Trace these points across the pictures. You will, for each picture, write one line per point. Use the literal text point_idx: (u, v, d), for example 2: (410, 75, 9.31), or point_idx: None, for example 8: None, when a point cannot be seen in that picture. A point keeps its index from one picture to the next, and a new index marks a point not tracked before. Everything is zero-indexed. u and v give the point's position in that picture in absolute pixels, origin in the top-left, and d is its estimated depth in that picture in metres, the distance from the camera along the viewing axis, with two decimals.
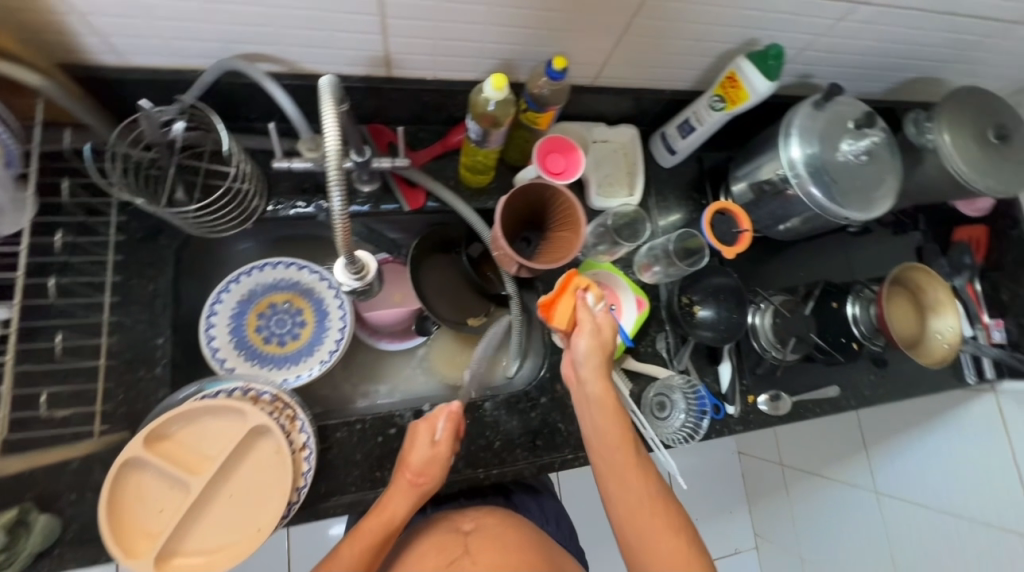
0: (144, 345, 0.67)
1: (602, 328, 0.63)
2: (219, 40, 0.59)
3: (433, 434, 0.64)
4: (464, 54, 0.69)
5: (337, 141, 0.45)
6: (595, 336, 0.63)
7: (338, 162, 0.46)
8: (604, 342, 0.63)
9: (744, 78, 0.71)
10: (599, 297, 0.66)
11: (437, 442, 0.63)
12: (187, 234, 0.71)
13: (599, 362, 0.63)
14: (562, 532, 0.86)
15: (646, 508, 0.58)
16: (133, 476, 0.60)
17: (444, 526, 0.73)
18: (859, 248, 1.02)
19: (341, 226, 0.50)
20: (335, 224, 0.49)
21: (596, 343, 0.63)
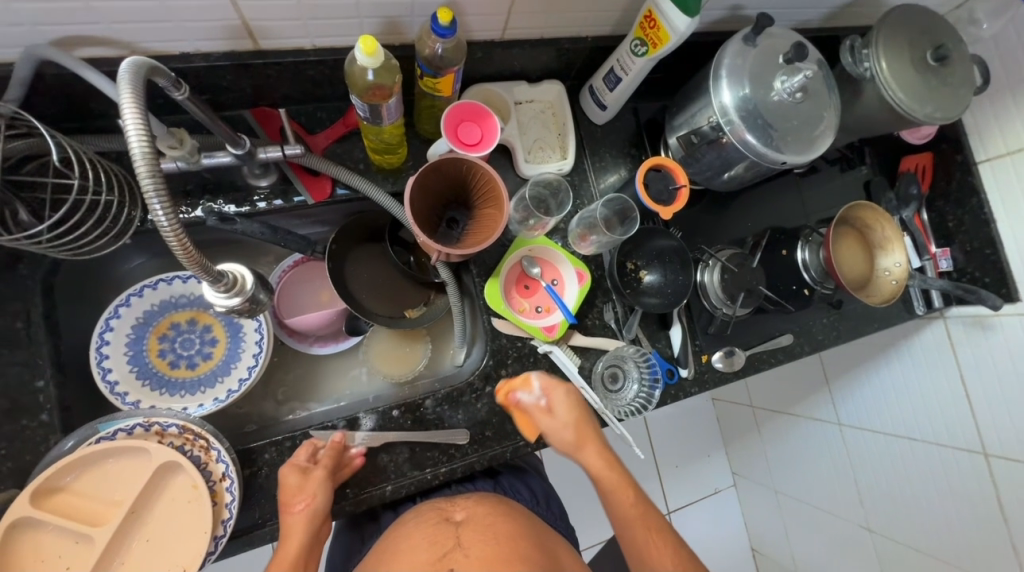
0: (22, 390, 0.59)
1: (567, 399, 0.68)
2: (24, 23, 0.49)
3: (306, 466, 0.63)
4: (339, 15, 0.59)
5: (142, 136, 0.39)
6: (569, 404, 0.68)
7: (150, 164, 0.40)
8: (573, 407, 0.68)
9: (663, 15, 0.63)
10: (530, 388, 0.68)
11: (304, 472, 0.62)
12: (52, 258, 0.62)
13: (581, 432, 0.67)
14: (554, 514, 0.83)
15: (661, 550, 0.65)
16: (28, 537, 0.54)
17: (432, 518, 0.69)
18: (807, 189, 0.99)
19: (178, 239, 0.43)
20: (168, 238, 0.42)
21: (570, 419, 0.67)
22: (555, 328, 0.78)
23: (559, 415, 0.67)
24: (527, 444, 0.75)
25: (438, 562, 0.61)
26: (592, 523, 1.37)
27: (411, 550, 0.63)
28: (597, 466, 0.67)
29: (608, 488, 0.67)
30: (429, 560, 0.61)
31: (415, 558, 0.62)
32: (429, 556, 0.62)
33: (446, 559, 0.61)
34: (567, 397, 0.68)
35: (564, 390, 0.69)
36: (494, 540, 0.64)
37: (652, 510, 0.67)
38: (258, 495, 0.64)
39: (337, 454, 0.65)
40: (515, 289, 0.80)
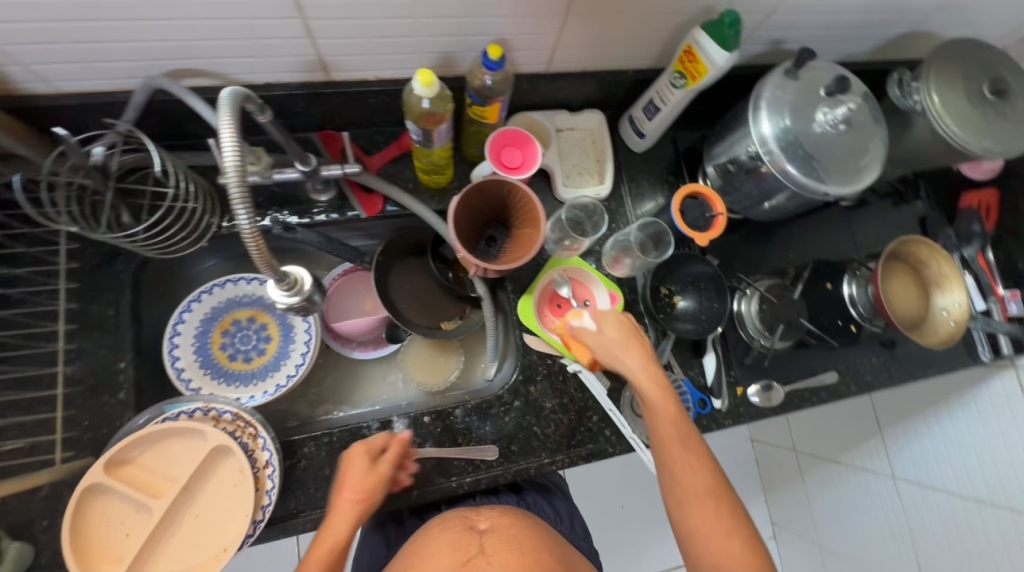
0: (106, 370, 0.67)
1: (616, 319, 0.70)
2: (145, 59, 0.59)
3: (373, 452, 0.64)
4: (401, 51, 0.66)
5: (235, 152, 0.45)
6: (617, 323, 0.70)
7: (240, 176, 0.46)
8: (621, 328, 0.70)
9: (702, 50, 0.66)
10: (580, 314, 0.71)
11: (368, 461, 0.63)
12: (142, 256, 0.70)
13: (625, 346, 0.68)
14: (578, 535, 0.82)
15: (703, 495, 0.59)
16: (99, 501, 0.60)
17: (456, 526, 0.69)
18: (855, 223, 0.96)
19: (254, 241, 0.48)
20: (247, 240, 0.48)
21: (617, 335, 0.69)
22: None
23: (606, 331, 0.69)
24: (552, 461, 0.76)
25: (463, 565, 0.62)
26: (617, 559, 1.33)
27: (437, 551, 0.65)
28: (640, 372, 0.66)
29: (648, 396, 0.65)
30: (453, 563, 0.63)
31: (440, 560, 0.63)
32: (454, 559, 0.63)
33: (470, 564, 0.62)
34: (615, 318, 0.70)
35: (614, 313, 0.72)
36: (520, 551, 0.64)
37: (702, 444, 0.63)
38: (295, 486, 0.68)
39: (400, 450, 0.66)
40: (548, 307, 0.83)
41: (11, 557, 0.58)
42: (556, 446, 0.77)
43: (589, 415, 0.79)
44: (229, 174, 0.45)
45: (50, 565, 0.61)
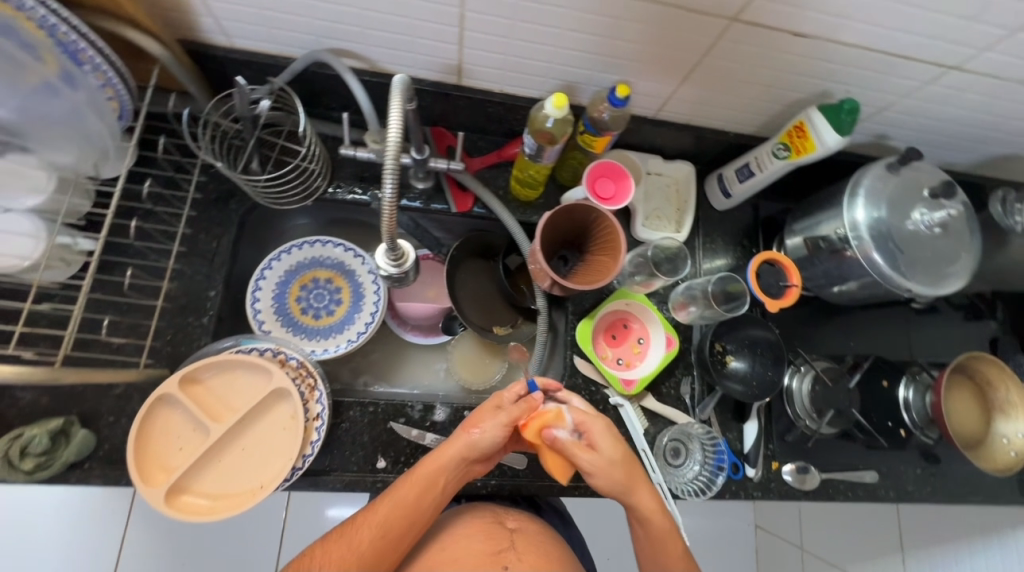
0: (198, 295, 0.72)
1: (608, 433, 0.65)
2: (314, 34, 0.66)
3: (502, 403, 0.67)
4: (532, 72, 0.71)
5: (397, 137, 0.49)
6: (610, 439, 0.65)
7: (394, 155, 0.49)
8: (613, 444, 0.65)
9: (814, 127, 0.69)
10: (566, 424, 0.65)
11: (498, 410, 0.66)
12: (254, 202, 0.77)
13: (629, 471, 0.65)
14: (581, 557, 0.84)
15: None
16: (164, 412, 0.64)
17: (487, 516, 0.72)
18: (922, 327, 0.95)
19: (390, 212, 0.54)
20: (383, 211, 0.53)
21: (618, 457, 0.64)
22: (633, 382, 0.80)
23: (602, 452, 0.64)
24: (576, 486, 0.77)
25: (494, 556, 0.66)
26: None
27: (469, 536, 0.68)
28: (650, 506, 0.65)
29: (656, 526, 0.65)
30: (486, 553, 0.66)
31: (472, 546, 0.67)
32: (486, 548, 0.67)
33: (501, 556, 0.67)
34: (607, 431, 0.65)
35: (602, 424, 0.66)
36: (546, 556, 0.69)
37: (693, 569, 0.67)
38: (335, 444, 0.71)
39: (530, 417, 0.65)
40: (603, 335, 0.85)
41: (77, 442, 0.62)
42: (584, 472, 0.78)
43: None
44: (388, 152, 0.49)
45: (105, 459, 0.65)
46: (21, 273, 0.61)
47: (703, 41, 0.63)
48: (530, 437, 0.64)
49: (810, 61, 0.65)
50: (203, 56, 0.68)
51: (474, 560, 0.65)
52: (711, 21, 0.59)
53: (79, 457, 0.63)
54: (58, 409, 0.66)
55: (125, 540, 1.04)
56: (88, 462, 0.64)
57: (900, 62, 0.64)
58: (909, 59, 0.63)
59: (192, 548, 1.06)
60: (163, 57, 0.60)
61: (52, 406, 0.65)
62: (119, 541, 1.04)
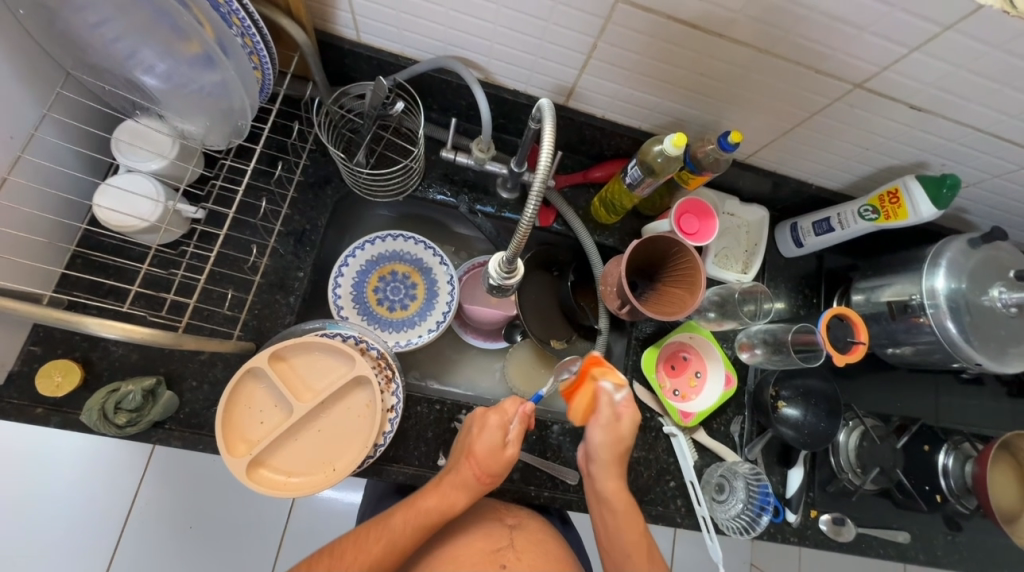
0: (288, 273, 0.74)
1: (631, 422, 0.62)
2: (443, 41, 0.68)
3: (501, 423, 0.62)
4: (640, 104, 0.74)
5: (549, 159, 0.52)
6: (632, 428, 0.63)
7: (542, 179, 0.53)
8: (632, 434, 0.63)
9: (909, 196, 0.72)
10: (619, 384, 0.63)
11: (491, 435, 0.61)
12: (349, 190, 0.79)
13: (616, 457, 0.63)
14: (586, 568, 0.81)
15: None
16: (249, 384, 0.66)
17: (487, 515, 0.70)
18: (966, 395, 0.97)
19: (525, 230, 0.57)
20: (521, 227, 0.56)
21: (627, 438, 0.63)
22: (690, 415, 0.82)
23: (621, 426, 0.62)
24: None
25: (492, 554, 0.63)
26: None
27: (467, 535, 0.66)
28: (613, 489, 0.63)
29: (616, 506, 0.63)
30: (481, 548, 0.64)
31: (471, 545, 0.64)
32: (485, 546, 0.64)
33: (499, 555, 0.63)
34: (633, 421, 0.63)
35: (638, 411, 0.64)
36: (547, 557, 0.65)
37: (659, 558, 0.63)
38: (400, 436, 0.73)
39: (524, 429, 0.63)
40: (663, 365, 0.87)
41: (163, 402, 0.64)
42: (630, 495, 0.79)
43: (666, 479, 0.81)
44: (538, 176, 0.52)
45: (185, 422, 0.67)
46: (138, 233, 0.63)
47: (819, 101, 0.65)
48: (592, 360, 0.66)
49: (918, 133, 0.67)
50: (331, 47, 0.71)
51: (472, 559, 0.62)
52: (835, 83, 0.62)
53: (162, 417, 0.65)
54: (146, 367, 0.67)
55: (138, 498, 0.97)
56: (169, 423, 0.66)
57: (1004, 145, 0.66)
58: (1013, 144, 0.66)
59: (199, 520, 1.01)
60: (304, 45, 0.62)
61: (142, 364, 0.67)
62: (132, 502, 0.97)
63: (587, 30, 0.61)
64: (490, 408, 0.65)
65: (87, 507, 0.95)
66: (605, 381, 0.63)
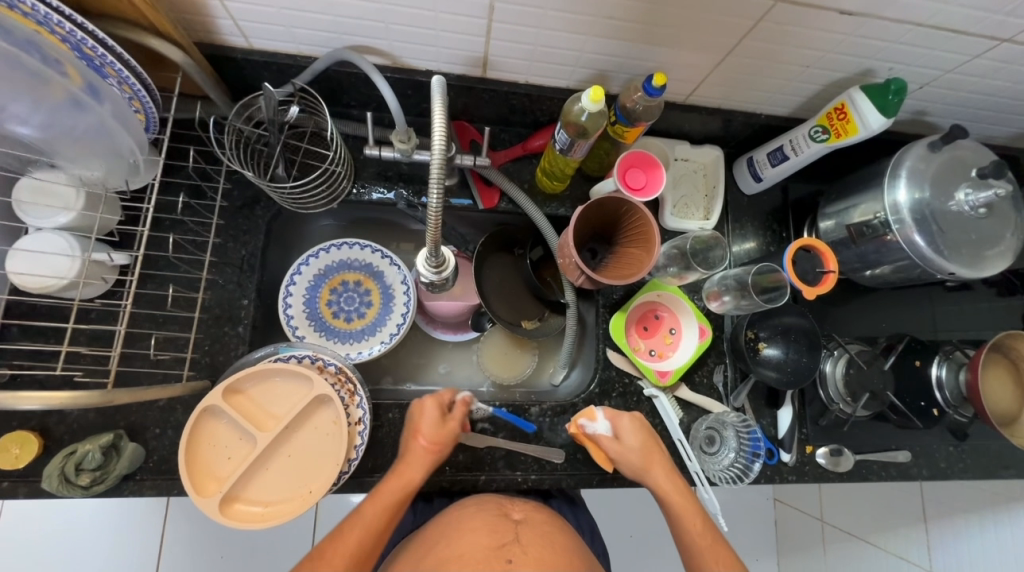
0: (231, 303, 0.72)
1: (633, 425, 0.71)
2: (336, 32, 0.64)
3: (444, 408, 0.70)
4: (560, 62, 0.69)
5: (443, 136, 0.48)
6: (635, 429, 0.71)
7: (441, 156, 0.48)
8: (639, 433, 0.71)
9: (856, 110, 0.67)
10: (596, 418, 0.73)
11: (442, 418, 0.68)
12: (280, 207, 0.75)
13: (647, 456, 0.70)
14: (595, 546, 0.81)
15: None
16: (210, 422, 0.65)
17: (490, 509, 0.69)
18: (955, 302, 0.94)
19: (436, 220, 0.52)
20: (431, 217, 0.51)
21: (637, 444, 0.70)
22: (667, 374, 0.80)
23: (626, 443, 0.70)
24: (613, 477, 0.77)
25: (497, 550, 0.63)
26: None
27: (471, 530, 0.65)
28: (665, 487, 0.68)
29: (674, 509, 0.67)
30: (487, 545, 0.63)
31: (476, 542, 0.64)
32: (489, 543, 0.64)
33: (504, 550, 0.63)
34: (635, 425, 0.72)
35: (630, 418, 0.73)
36: (552, 550, 0.65)
37: (720, 538, 0.66)
38: (377, 448, 0.72)
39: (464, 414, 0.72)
40: (635, 328, 0.84)
41: (128, 455, 0.63)
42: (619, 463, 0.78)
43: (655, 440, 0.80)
44: (435, 154, 0.47)
45: (156, 470, 0.66)
46: (61, 291, 0.61)
47: (742, 24, 0.61)
48: (569, 428, 0.74)
49: (856, 39, 0.62)
50: (223, 59, 0.67)
51: (477, 557, 0.62)
52: (754, 3, 0.57)
53: (130, 470, 0.65)
54: (106, 424, 0.67)
55: (166, 535, 1.02)
56: (139, 474, 0.66)
57: (950, 37, 0.61)
58: (959, 34, 0.61)
59: (215, 549, 1.03)
60: (185, 65, 0.58)
61: (100, 422, 0.66)
62: (160, 537, 1.02)
63: None
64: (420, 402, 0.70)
65: (119, 548, 1.01)
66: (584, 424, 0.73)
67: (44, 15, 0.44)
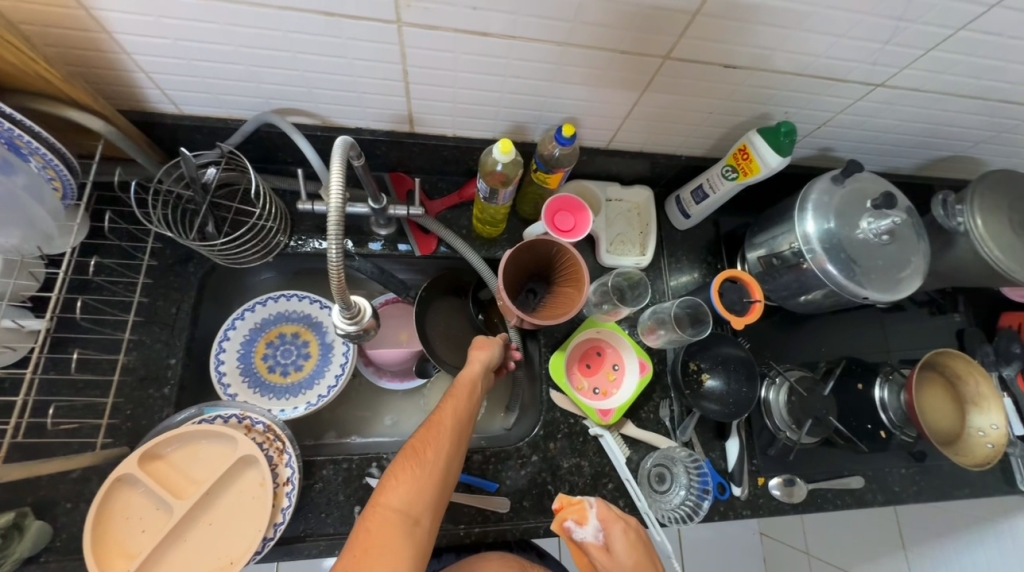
0: (157, 364, 0.70)
1: (625, 537, 0.63)
2: (262, 96, 0.67)
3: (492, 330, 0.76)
4: (482, 116, 0.73)
5: (340, 187, 0.50)
6: (628, 544, 0.63)
7: (339, 206, 0.51)
8: (632, 549, 0.63)
9: (757, 151, 0.72)
10: (587, 523, 0.64)
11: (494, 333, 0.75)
12: (213, 263, 0.75)
13: None
14: None
15: None
16: (124, 492, 0.61)
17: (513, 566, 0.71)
18: (892, 323, 0.97)
19: (337, 270, 0.53)
20: (331, 268, 0.53)
21: (630, 564, 0.62)
22: (610, 412, 0.80)
23: (617, 557, 0.62)
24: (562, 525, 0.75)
25: None
26: None
27: None
28: None
29: None
30: None
31: None
32: None
33: None
34: (628, 537, 0.63)
35: (624, 527, 0.64)
36: None
37: None
38: (310, 508, 0.69)
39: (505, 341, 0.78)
40: (577, 366, 0.84)
41: (32, 534, 0.59)
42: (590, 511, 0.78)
43: (603, 482, 0.78)
44: (332, 207, 0.50)
45: (64, 549, 0.62)
46: None
47: (640, 78, 0.66)
48: (553, 526, 0.66)
49: (746, 88, 0.68)
50: (152, 125, 0.69)
51: None
52: (645, 60, 0.62)
53: (34, 551, 0.60)
54: (10, 501, 0.62)
55: None
56: (44, 555, 0.61)
57: (830, 84, 0.67)
58: (836, 81, 0.66)
59: None
60: (105, 131, 0.59)
61: (5, 499, 0.62)
62: None
63: (389, 58, 0.60)
64: (473, 345, 0.73)
65: None
66: (572, 526, 0.64)
67: None
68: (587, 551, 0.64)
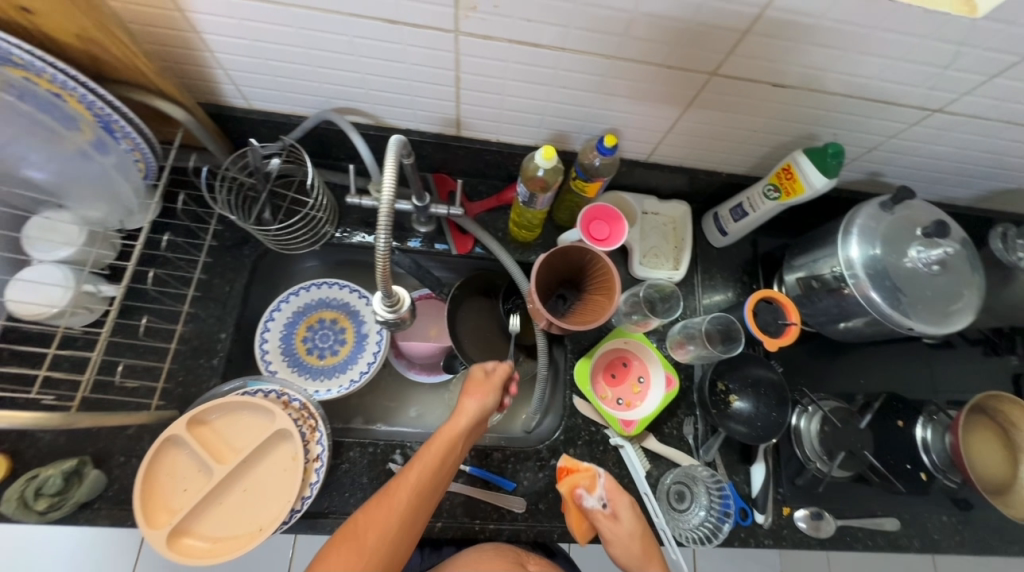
0: (209, 336, 0.76)
1: (631, 507, 0.67)
2: (324, 96, 0.72)
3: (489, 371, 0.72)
4: (526, 123, 0.76)
5: (392, 181, 0.53)
6: (633, 513, 0.67)
7: (390, 200, 0.54)
8: (637, 520, 0.67)
9: (801, 171, 0.71)
10: (596, 491, 0.68)
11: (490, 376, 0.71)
12: (266, 247, 0.81)
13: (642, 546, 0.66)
14: None
15: None
16: (171, 452, 0.66)
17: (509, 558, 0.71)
18: (940, 360, 0.92)
19: (384, 260, 0.57)
20: (379, 256, 0.55)
21: (634, 530, 0.66)
22: (632, 423, 0.80)
23: (622, 523, 0.66)
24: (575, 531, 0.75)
25: None
26: None
27: None
28: None
29: None
30: None
31: None
32: None
33: None
34: (634, 507, 0.68)
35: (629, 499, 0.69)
36: None
37: None
38: (334, 486, 0.72)
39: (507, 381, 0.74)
40: (602, 375, 0.85)
41: (89, 482, 0.65)
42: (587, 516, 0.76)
43: None
44: (385, 199, 0.53)
45: (114, 498, 0.67)
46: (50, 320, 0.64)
47: (685, 94, 0.67)
48: (562, 489, 0.69)
49: (793, 108, 0.67)
50: (225, 118, 0.75)
51: None
52: (692, 76, 0.63)
53: (90, 497, 0.66)
54: (73, 449, 0.68)
55: None
56: (97, 502, 0.67)
57: (882, 107, 0.66)
58: (890, 104, 0.65)
59: None
60: (187, 121, 0.66)
61: (69, 447, 0.68)
62: None
63: (444, 65, 0.64)
64: (467, 384, 0.71)
65: None
66: (582, 491, 0.68)
67: (61, 82, 0.53)
68: (591, 516, 0.68)
